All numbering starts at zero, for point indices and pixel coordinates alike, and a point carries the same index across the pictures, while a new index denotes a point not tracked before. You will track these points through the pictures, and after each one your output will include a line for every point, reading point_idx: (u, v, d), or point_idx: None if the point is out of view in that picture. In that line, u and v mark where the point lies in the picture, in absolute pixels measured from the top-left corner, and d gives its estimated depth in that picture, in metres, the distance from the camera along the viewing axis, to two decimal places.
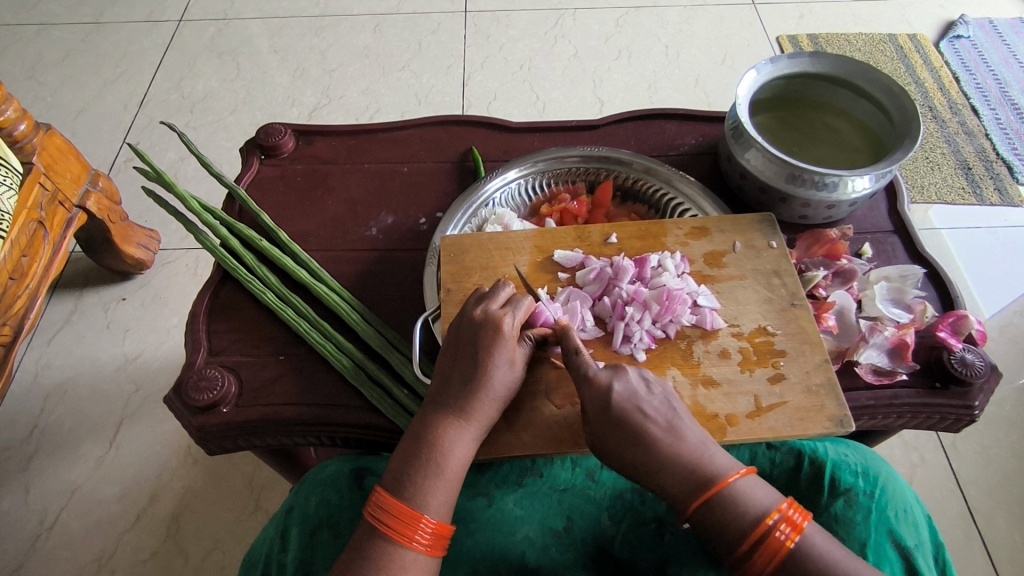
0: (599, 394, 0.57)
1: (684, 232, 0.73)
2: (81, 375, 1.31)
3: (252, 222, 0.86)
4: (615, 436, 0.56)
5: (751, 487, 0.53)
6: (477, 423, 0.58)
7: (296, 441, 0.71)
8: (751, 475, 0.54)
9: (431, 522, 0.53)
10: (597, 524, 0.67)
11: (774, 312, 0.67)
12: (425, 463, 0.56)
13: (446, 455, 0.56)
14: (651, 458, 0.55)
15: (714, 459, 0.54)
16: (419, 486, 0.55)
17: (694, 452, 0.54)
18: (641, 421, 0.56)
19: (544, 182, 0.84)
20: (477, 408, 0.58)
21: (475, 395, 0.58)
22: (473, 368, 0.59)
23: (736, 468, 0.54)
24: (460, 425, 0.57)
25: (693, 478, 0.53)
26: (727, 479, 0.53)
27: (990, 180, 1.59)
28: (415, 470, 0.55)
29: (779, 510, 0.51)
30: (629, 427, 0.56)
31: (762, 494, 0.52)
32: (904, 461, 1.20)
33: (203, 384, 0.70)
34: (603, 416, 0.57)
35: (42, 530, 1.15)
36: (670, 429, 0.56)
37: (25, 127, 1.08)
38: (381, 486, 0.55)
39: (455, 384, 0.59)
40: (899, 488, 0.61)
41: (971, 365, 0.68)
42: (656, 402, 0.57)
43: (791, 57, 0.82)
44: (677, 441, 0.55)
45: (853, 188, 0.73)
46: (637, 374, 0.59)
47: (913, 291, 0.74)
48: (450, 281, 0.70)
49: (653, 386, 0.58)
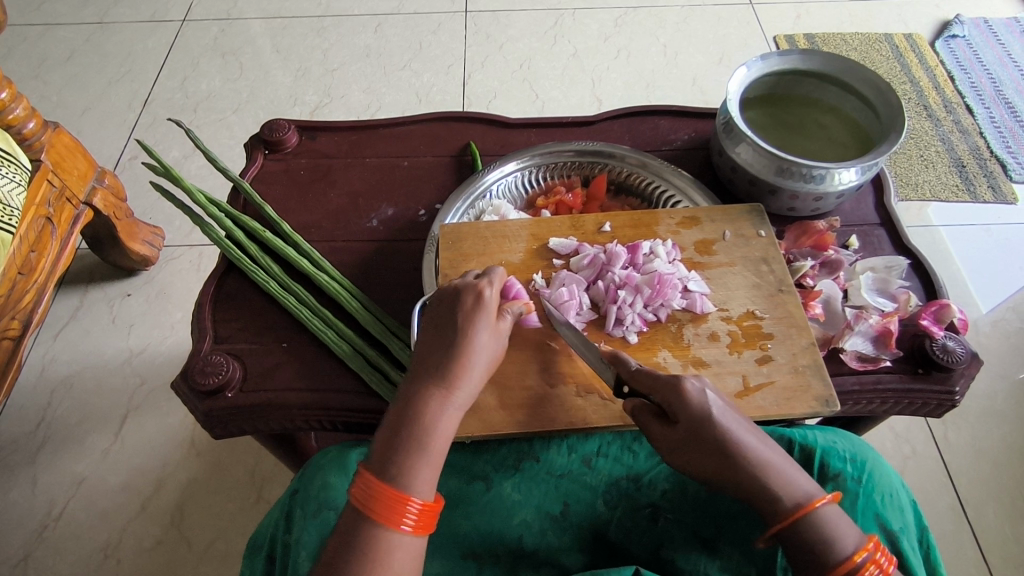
0: (693, 402, 0.55)
1: (676, 222, 0.75)
2: (87, 368, 1.34)
3: (255, 215, 0.88)
4: (711, 443, 0.54)
5: (837, 519, 0.50)
6: (459, 399, 0.59)
7: (299, 425, 0.73)
8: (834, 506, 0.51)
9: (418, 503, 0.53)
10: (592, 508, 0.69)
11: (763, 298, 0.69)
12: (410, 442, 0.56)
13: (431, 431, 0.57)
14: (752, 467, 0.53)
15: (803, 479, 0.53)
16: (405, 464, 0.55)
17: (784, 466, 0.53)
18: (735, 429, 0.54)
19: (540, 176, 0.86)
20: (458, 383, 0.59)
21: (456, 370, 0.59)
22: (451, 345, 0.60)
23: (820, 494, 0.52)
24: (444, 401, 0.58)
25: (795, 490, 0.52)
26: (813, 504, 0.51)
27: (983, 178, 1.61)
28: (399, 449, 0.55)
29: (866, 549, 0.49)
30: (726, 435, 0.53)
31: (848, 528, 0.50)
32: (896, 454, 1.22)
33: (209, 369, 0.72)
34: (700, 426, 0.54)
35: (49, 519, 1.17)
36: (761, 441, 0.54)
37: (33, 126, 1.11)
38: (366, 470, 0.55)
39: (434, 361, 0.60)
40: (886, 473, 0.63)
41: (953, 352, 0.70)
42: (738, 414, 0.56)
43: (781, 54, 0.84)
44: (774, 454, 0.54)
45: (839, 181, 0.76)
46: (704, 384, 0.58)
47: (897, 282, 0.76)
48: (448, 269, 0.73)
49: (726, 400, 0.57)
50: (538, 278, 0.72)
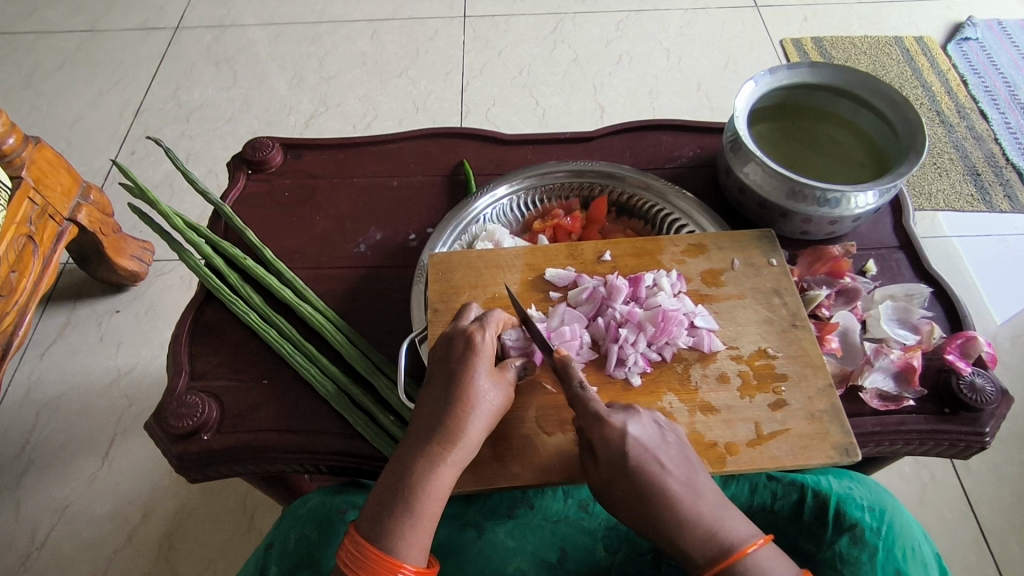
0: (614, 443, 0.53)
1: (681, 249, 0.70)
2: (73, 389, 1.29)
3: (237, 240, 0.84)
4: (629, 491, 0.52)
5: (769, 561, 0.48)
6: (458, 451, 0.55)
7: (282, 468, 0.68)
8: (768, 546, 0.49)
9: (410, 568, 0.50)
10: (592, 554, 0.65)
11: (775, 334, 0.64)
12: (400, 500, 0.52)
13: (427, 487, 0.52)
14: (669, 517, 0.50)
15: (730, 528, 0.50)
16: (393, 525, 0.51)
17: (708, 514, 0.50)
18: (657, 473, 0.51)
19: (537, 198, 0.81)
20: (455, 435, 0.55)
21: (454, 419, 0.55)
22: (449, 391, 0.56)
23: (753, 537, 0.49)
24: (438, 454, 0.54)
25: (714, 543, 0.49)
26: (744, 550, 0.48)
27: (999, 186, 1.55)
28: (389, 508, 0.51)
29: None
30: (645, 481, 0.51)
31: (783, 569, 0.48)
32: (912, 479, 1.17)
33: (183, 411, 0.67)
34: (618, 466, 0.52)
35: (33, 549, 1.13)
36: (688, 485, 0.52)
37: (14, 141, 1.06)
38: (356, 529, 0.52)
39: (433, 413, 0.56)
40: (907, 524, 0.57)
41: (981, 391, 0.65)
42: (672, 452, 0.53)
43: (790, 68, 0.79)
44: (697, 500, 0.51)
45: (856, 204, 0.70)
46: (649, 417, 0.55)
47: (919, 311, 0.71)
48: (438, 302, 0.68)
49: (668, 433, 0.54)
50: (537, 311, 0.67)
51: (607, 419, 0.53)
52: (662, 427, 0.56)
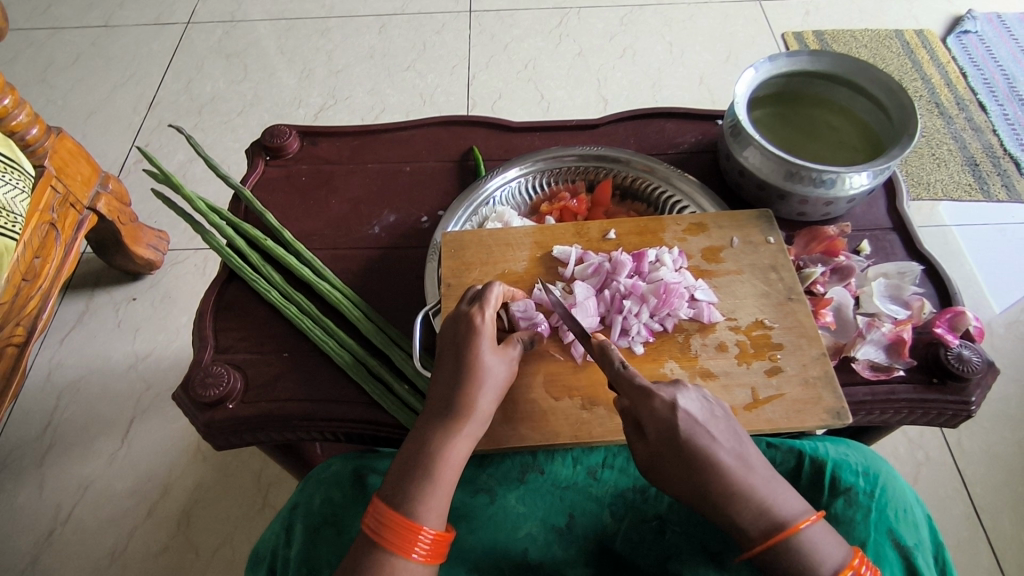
0: (663, 417, 0.54)
1: (683, 228, 0.73)
2: (93, 374, 1.33)
3: (257, 222, 0.87)
4: (681, 465, 0.53)
5: (821, 539, 0.50)
6: (471, 423, 0.58)
7: (302, 436, 0.72)
8: (820, 522, 0.51)
9: (430, 532, 0.52)
10: (598, 519, 0.69)
11: (772, 307, 0.68)
12: (419, 470, 0.55)
13: (441, 456, 0.56)
14: (723, 489, 0.51)
15: (780, 502, 0.51)
16: (412, 491, 0.54)
17: (761, 487, 0.52)
18: (708, 446, 0.53)
19: (544, 181, 0.85)
20: (468, 408, 0.58)
21: (465, 395, 0.59)
22: (460, 371, 0.60)
23: (807, 513, 0.51)
24: (452, 427, 0.57)
25: (768, 516, 0.50)
26: (797, 526, 0.50)
27: (997, 176, 1.58)
28: (409, 477, 0.55)
29: (851, 567, 0.49)
30: (697, 453, 0.52)
31: (834, 546, 0.50)
32: (908, 459, 1.20)
33: (209, 381, 0.71)
34: (666, 441, 0.53)
35: (56, 525, 1.17)
36: (739, 458, 0.53)
37: (37, 131, 1.11)
38: (379, 498, 0.55)
39: (446, 389, 0.59)
40: (899, 488, 0.62)
41: (968, 361, 0.68)
42: (722, 428, 0.54)
43: (790, 55, 0.82)
44: (750, 474, 0.52)
45: (850, 185, 0.74)
46: (696, 392, 0.57)
47: (911, 288, 0.75)
48: (451, 277, 0.71)
49: (716, 409, 0.55)
50: (556, 286, 0.70)
51: (654, 392, 0.54)
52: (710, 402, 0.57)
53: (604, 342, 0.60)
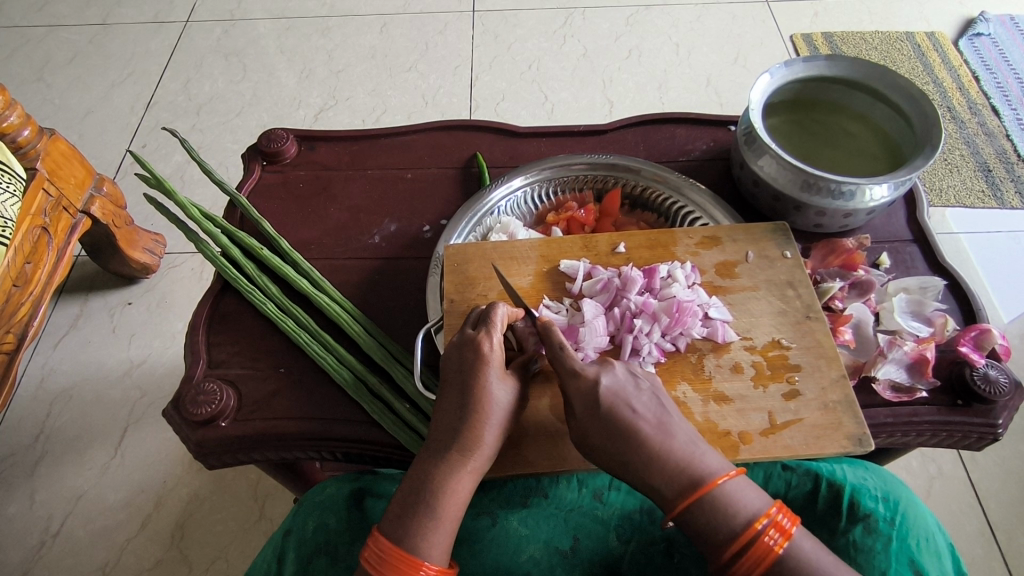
0: (584, 390, 0.55)
1: (695, 242, 0.70)
2: (86, 380, 1.31)
3: (253, 230, 0.84)
4: (603, 433, 0.53)
5: (738, 491, 0.50)
6: (477, 458, 0.56)
7: (298, 455, 0.69)
8: (740, 478, 0.51)
9: (432, 567, 0.51)
10: (604, 542, 0.66)
11: (790, 326, 0.65)
12: (422, 505, 0.53)
13: (446, 492, 0.54)
14: (642, 456, 0.52)
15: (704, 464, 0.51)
16: (417, 528, 0.52)
17: (680, 449, 0.52)
18: (630, 416, 0.53)
19: (550, 190, 0.82)
20: (474, 442, 0.56)
21: (472, 428, 0.56)
22: (465, 402, 0.57)
23: (726, 470, 0.51)
24: (459, 462, 0.55)
25: (686, 479, 0.50)
26: (715, 481, 0.50)
27: (1010, 182, 1.54)
28: (412, 512, 0.53)
29: (768, 515, 0.48)
30: (616, 421, 0.53)
31: (751, 497, 0.50)
32: (920, 473, 1.17)
33: (202, 398, 0.68)
34: (590, 413, 0.54)
35: (47, 537, 1.14)
36: (660, 425, 0.53)
37: (28, 133, 1.07)
38: (381, 530, 0.53)
39: (450, 420, 0.57)
40: (920, 516, 0.58)
41: (995, 383, 0.65)
42: (645, 399, 0.55)
43: (806, 60, 0.79)
44: (669, 438, 0.52)
45: (870, 197, 0.71)
46: (623, 367, 0.57)
47: (933, 304, 0.72)
48: (454, 293, 0.69)
49: (641, 381, 0.56)
50: (563, 303, 0.67)
51: (578, 370, 0.56)
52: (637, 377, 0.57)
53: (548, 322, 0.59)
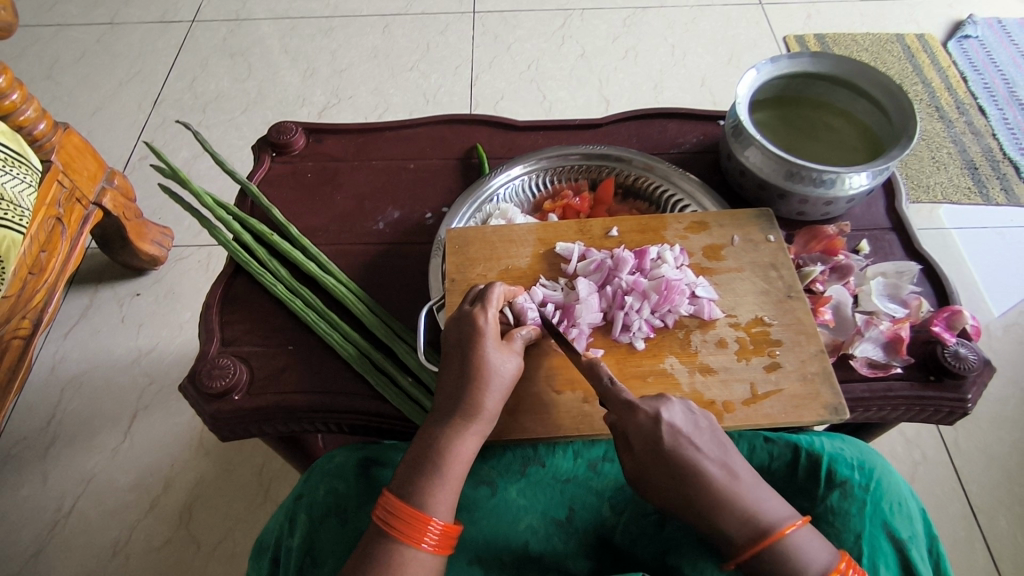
0: (647, 428, 0.56)
1: (684, 226, 0.74)
2: (97, 368, 1.34)
3: (263, 217, 0.88)
4: (664, 472, 0.55)
5: (808, 543, 0.52)
6: (478, 423, 0.60)
7: (306, 428, 0.73)
8: (805, 528, 0.53)
9: (439, 523, 0.55)
10: (598, 513, 0.70)
11: (771, 304, 0.69)
12: (429, 466, 0.57)
13: (450, 454, 0.58)
14: (705, 498, 0.54)
15: (763, 508, 0.53)
16: (423, 486, 0.56)
17: (744, 494, 0.54)
18: (693, 456, 0.55)
19: (547, 179, 0.86)
20: (475, 408, 0.60)
21: (472, 396, 0.60)
22: (467, 371, 0.61)
23: (791, 518, 0.53)
24: (460, 427, 0.59)
25: (750, 523, 0.53)
26: (783, 530, 0.52)
27: (996, 180, 1.59)
28: (419, 471, 0.57)
29: (837, 571, 0.52)
30: (681, 463, 0.55)
31: (819, 551, 0.52)
32: (905, 459, 1.21)
33: (216, 372, 0.72)
34: (652, 452, 0.56)
35: (59, 517, 1.18)
36: (723, 468, 0.55)
37: (44, 127, 1.11)
38: (390, 490, 0.57)
39: (453, 388, 0.61)
40: (894, 481, 0.63)
41: (965, 359, 0.69)
42: (706, 439, 0.56)
43: (791, 57, 0.83)
44: (735, 483, 0.54)
45: (850, 185, 0.75)
46: (680, 405, 0.59)
47: (909, 287, 0.76)
48: (455, 273, 0.72)
49: (700, 421, 0.58)
50: (559, 283, 0.71)
51: (638, 405, 0.57)
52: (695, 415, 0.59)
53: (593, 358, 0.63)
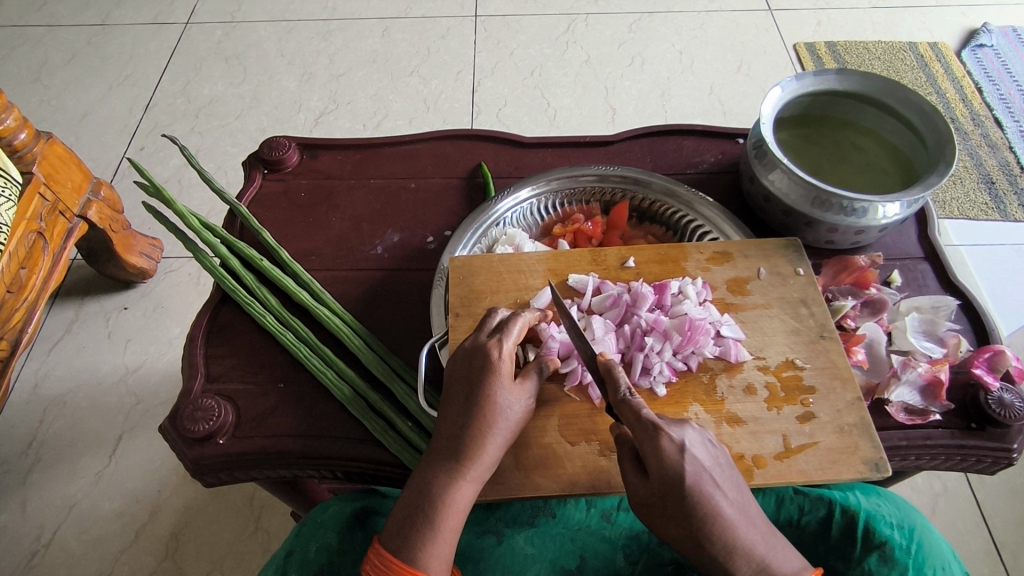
0: (671, 459, 0.49)
1: (706, 257, 0.69)
2: (81, 387, 1.28)
3: (253, 240, 0.83)
4: (677, 509, 0.49)
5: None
6: (477, 467, 0.55)
7: (297, 474, 0.67)
8: None
9: None
10: (612, 563, 0.64)
11: (803, 345, 0.63)
12: (422, 515, 0.52)
13: (446, 502, 0.53)
14: (722, 545, 0.48)
15: (781, 560, 0.48)
16: (416, 538, 0.51)
17: (761, 542, 0.48)
18: (712, 493, 0.49)
19: (557, 201, 0.80)
20: (476, 451, 0.54)
21: (474, 438, 0.55)
22: (471, 409, 0.55)
23: (805, 572, 0.48)
24: (457, 471, 0.54)
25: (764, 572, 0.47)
26: None
27: (1014, 195, 1.54)
28: (411, 522, 0.52)
29: None
30: (699, 502, 0.48)
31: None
32: (925, 490, 1.15)
33: (199, 415, 0.66)
34: (670, 492, 0.49)
35: (39, 547, 1.12)
36: (741, 511, 0.49)
37: (25, 136, 1.05)
38: (381, 542, 0.52)
39: (454, 427, 0.56)
40: (936, 542, 0.56)
41: (1010, 407, 0.64)
42: (726, 476, 0.51)
43: (818, 74, 0.78)
44: (749, 526, 0.49)
45: (883, 214, 0.69)
46: (702, 436, 0.52)
47: (946, 324, 0.71)
48: (459, 307, 0.67)
49: (720, 456, 0.52)
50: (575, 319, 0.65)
51: (664, 430, 0.50)
52: (713, 446, 0.53)
53: (609, 361, 0.57)
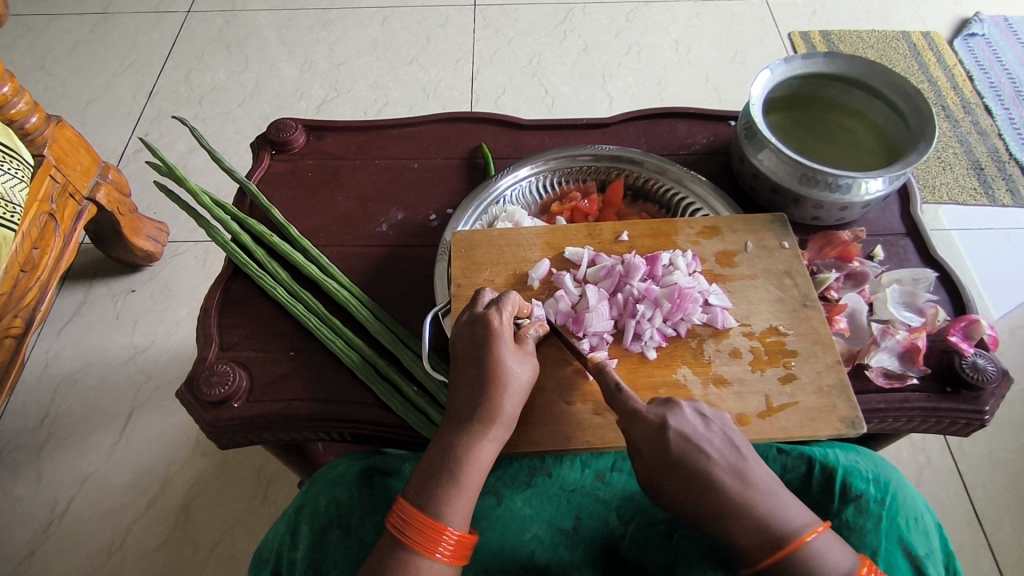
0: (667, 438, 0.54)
1: (696, 232, 0.72)
2: (92, 366, 1.32)
3: (262, 217, 0.86)
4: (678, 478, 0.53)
5: (830, 548, 0.49)
6: (497, 427, 0.58)
7: (308, 436, 0.71)
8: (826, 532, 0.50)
9: (455, 533, 0.53)
10: (606, 521, 0.68)
11: (786, 313, 0.67)
12: (445, 472, 0.55)
13: (469, 461, 0.56)
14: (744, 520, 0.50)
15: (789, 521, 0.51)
16: (440, 494, 0.54)
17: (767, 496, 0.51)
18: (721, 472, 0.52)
19: (555, 180, 0.84)
20: (493, 413, 0.58)
21: (490, 400, 0.58)
22: (481, 375, 0.59)
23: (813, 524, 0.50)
24: (477, 432, 0.57)
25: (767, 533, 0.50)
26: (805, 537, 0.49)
27: (1002, 181, 1.57)
28: (434, 480, 0.55)
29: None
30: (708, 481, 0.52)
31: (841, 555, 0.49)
32: (910, 463, 1.20)
33: (214, 379, 0.70)
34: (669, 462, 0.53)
35: (53, 518, 1.16)
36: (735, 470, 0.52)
37: (36, 120, 1.08)
38: (404, 497, 0.55)
39: (468, 393, 0.59)
40: (910, 495, 0.61)
41: (982, 370, 0.68)
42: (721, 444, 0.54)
43: (805, 58, 0.81)
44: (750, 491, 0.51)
45: (866, 190, 0.72)
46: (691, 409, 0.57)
47: (925, 295, 0.74)
48: (461, 278, 0.70)
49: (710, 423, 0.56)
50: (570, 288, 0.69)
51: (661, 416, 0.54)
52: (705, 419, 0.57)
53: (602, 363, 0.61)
